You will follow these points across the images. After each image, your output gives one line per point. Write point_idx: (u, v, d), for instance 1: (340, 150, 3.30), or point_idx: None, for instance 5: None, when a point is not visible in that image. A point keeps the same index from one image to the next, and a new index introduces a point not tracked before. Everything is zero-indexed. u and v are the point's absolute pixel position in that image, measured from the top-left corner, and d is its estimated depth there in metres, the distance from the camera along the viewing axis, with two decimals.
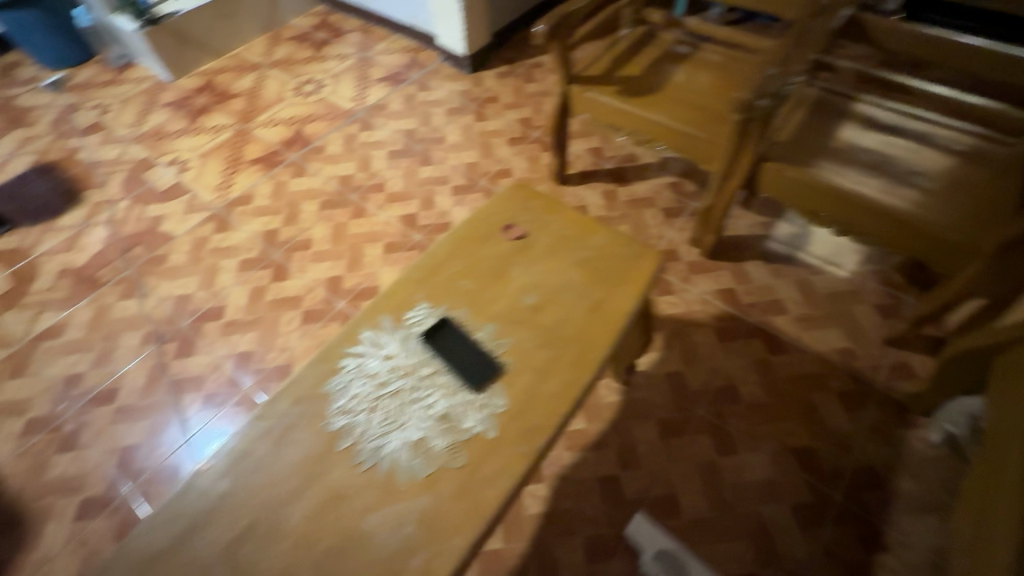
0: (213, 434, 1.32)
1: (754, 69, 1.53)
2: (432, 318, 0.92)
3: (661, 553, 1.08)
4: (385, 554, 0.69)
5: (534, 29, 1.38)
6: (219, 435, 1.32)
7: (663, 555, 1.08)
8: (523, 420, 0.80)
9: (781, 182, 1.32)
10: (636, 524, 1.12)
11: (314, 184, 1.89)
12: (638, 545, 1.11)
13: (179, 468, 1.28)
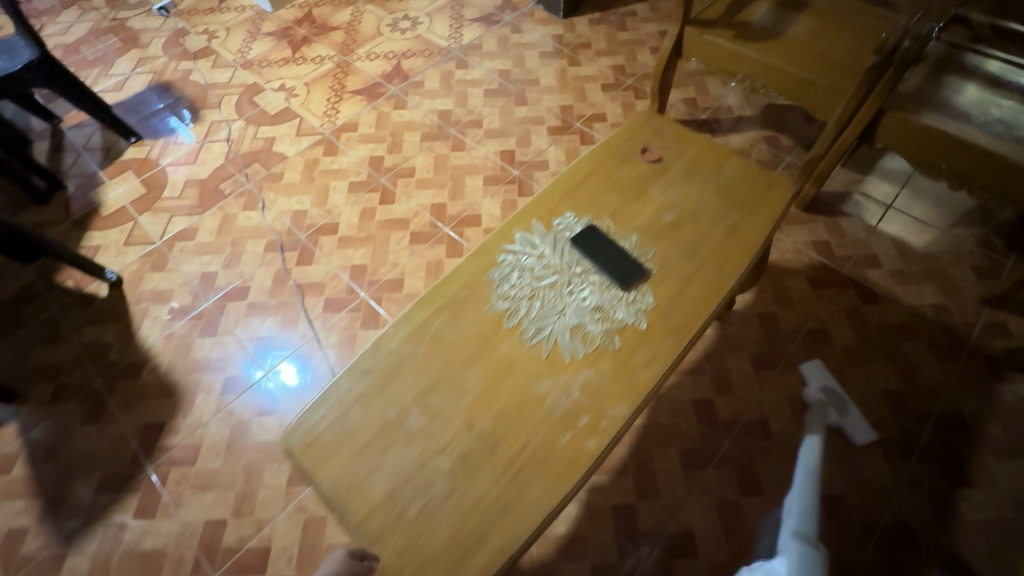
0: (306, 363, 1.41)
1: (878, 19, 1.51)
2: (579, 225, 0.99)
3: (830, 391, 1.27)
4: (557, 413, 0.79)
5: None
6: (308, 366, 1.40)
7: (827, 391, 1.27)
8: (671, 317, 0.88)
9: (902, 132, 1.33)
10: (811, 364, 1.32)
11: (415, 117, 1.96)
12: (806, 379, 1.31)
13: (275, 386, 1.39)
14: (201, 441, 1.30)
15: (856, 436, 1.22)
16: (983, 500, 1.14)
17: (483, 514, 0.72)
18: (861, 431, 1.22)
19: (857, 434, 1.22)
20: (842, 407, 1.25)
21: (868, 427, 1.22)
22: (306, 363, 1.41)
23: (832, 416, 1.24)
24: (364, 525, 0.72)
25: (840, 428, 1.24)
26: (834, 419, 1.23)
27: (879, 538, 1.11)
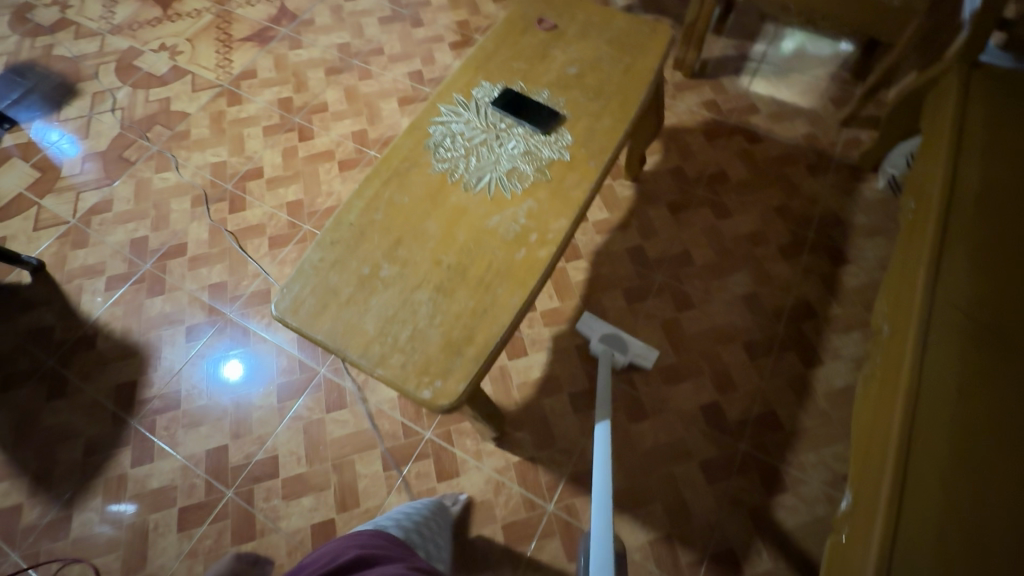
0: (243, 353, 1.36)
1: None
2: (496, 91, 1.09)
3: (603, 334, 1.30)
4: (510, 237, 0.92)
5: None
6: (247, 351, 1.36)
7: (604, 339, 1.29)
8: (589, 146, 1.01)
9: None
10: (585, 319, 1.32)
11: (314, 54, 1.94)
12: (586, 335, 1.32)
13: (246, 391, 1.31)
14: (179, 389, 1.32)
15: (645, 363, 1.28)
16: (858, 272, 1.41)
17: (465, 323, 0.84)
18: (644, 357, 1.28)
19: (645, 359, 1.28)
20: (622, 346, 1.29)
21: (647, 349, 1.29)
22: (256, 350, 1.36)
23: (618, 359, 1.27)
24: (363, 357, 0.82)
25: (631, 363, 1.29)
26: (621, 360, 1.27)
27: (787, 317, 1.35)
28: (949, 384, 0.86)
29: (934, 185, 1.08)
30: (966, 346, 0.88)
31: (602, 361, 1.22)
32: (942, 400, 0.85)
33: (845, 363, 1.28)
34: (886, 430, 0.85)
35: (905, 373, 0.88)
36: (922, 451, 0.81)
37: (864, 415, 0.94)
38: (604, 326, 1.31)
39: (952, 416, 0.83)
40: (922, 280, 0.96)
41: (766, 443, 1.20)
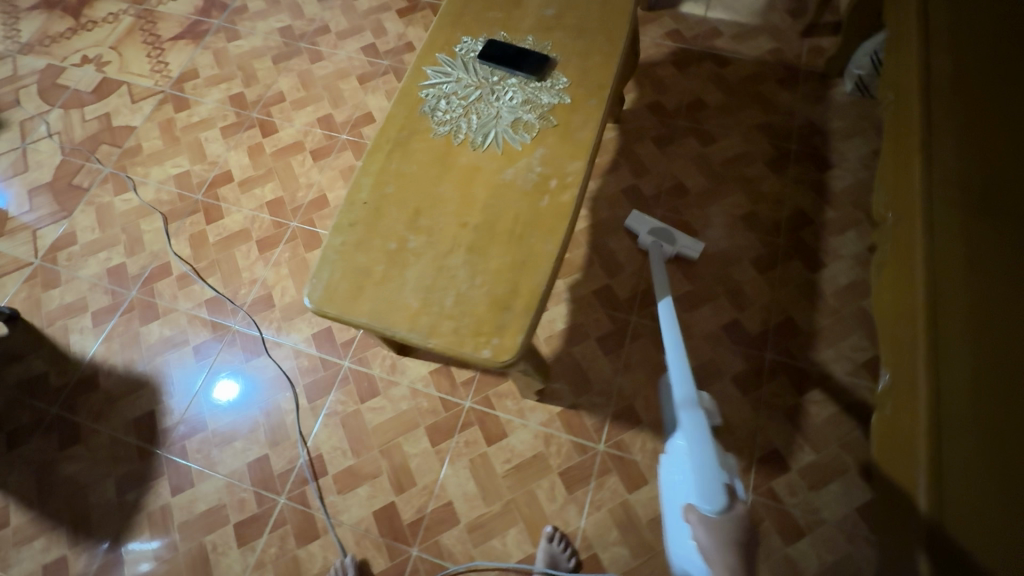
0: (255, 368, 1.31)
1: None
2: (479, 45, 1.06)
3: (657, 228, 1.36)
4: (530, 187, 0.90)
5: None
6: (259, 366, 1.31)
7: (653, 232, 1.36)
8: (586, 86, 1.00)
9: None
10: (632, 216, 1.39)
11: (255, 43, 1.82)
12: (634, 230, 1.39)
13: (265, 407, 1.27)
14: (198, 412, 1.27)
15: (691, 254, 1.35)
16: (842, 173, 1.46)
17: (507, 280, 0.83)
18: (692, 246, 1.35)
19: (692, 251, 1.35)
20: (670, 238, 1.35)
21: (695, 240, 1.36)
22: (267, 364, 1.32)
23: (667, 250, 1.34)
24: (413, 331, 0.81)
25: (678, 255, 1.36)
26: (669, 250, 1.35)
27: (786, 228, 1.40)
28: (958, 261, 0.90)
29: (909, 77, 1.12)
30: (967, 222, 0.93)
31: (653, 253, 1.30)
32: (954, 274, 0.89)
33: (846, 262, 1.35)
34: (910, 315, 0.89)
35: (919, 259, 0.91)
36: (948, 326, 0.85)
37: (884, 306, 0.98)
38: (651, 221, 1.38)
39: (967, 288, 0.88)
40: (916, 167, 1.00)
41: (789, 346, 1.26)
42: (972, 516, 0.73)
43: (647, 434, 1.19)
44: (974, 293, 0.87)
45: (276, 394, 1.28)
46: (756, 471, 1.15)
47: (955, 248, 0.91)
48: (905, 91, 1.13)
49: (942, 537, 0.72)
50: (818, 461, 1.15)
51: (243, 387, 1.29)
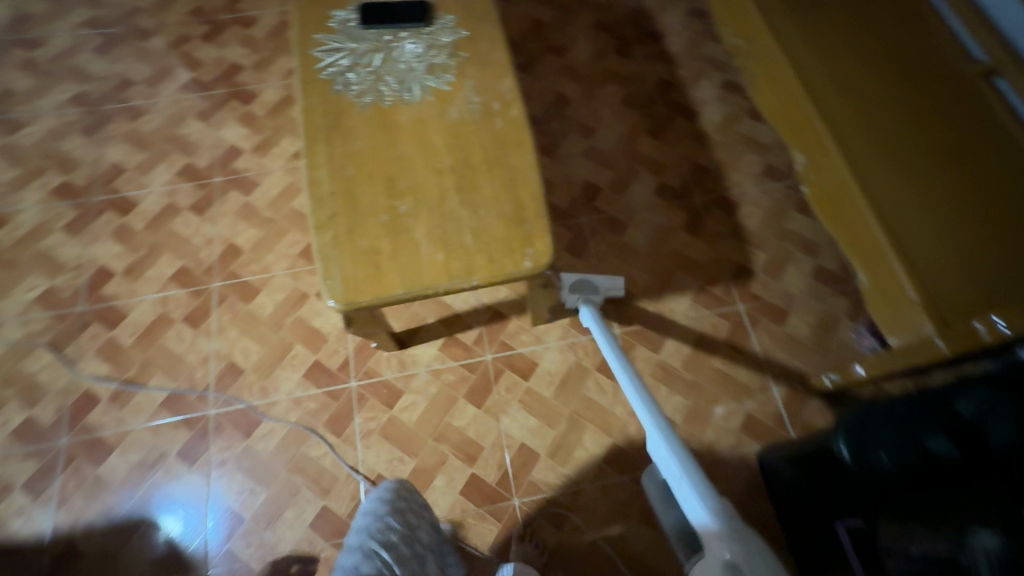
0: (235, 475, 1.16)
1: None
2: (353, 13, 1.04)
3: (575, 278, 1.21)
4: (479, 117, 0.94)
5: None
6: (239, 470, 1.16)
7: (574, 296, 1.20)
8: (473, 16, 1.04)
9: None
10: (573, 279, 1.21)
11: (50, 123, 1.53)
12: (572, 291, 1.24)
13: (275, 500, 1.14)
14: (200, 556, 1.10)
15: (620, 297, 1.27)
16: (676, 39, 1.69)
17: (507, 197, 0.87)
18: (611, 284, 1.25)
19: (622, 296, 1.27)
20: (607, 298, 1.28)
21: (608, 278, 1.24)
22: (246, 463, 1.17)
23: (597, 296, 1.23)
24: (451, 279, 0.82)
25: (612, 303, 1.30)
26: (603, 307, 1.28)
27: (658, 98, 1.60)
28: (831, 89, 1.11)
29: None
30: (821, 59, 1.15)
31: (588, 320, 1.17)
32: (834, 100, 1.10)
33: (714, 105, 1.58)
34: (819, 143, 1.09)
35: (804, 99, 1.11)
36: (849, 139, 1.06)
37: (790, 134, 1.18)
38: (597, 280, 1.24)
39: (847, 106, 1.09)
40: (765, 31, 1.20)
41: (710, 186, 1.47)
42: (934, 262, 0.93)
43: (644, 303, 1.33)
44: (847, 96, 1.10)
45: (276, 485, 1.15)
46: (735, 287, 1.35)
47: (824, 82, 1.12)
48: None
49: (928, 289, 0.91)
50: (771, 257, 1.38)
51: (235, 499, 1.14)
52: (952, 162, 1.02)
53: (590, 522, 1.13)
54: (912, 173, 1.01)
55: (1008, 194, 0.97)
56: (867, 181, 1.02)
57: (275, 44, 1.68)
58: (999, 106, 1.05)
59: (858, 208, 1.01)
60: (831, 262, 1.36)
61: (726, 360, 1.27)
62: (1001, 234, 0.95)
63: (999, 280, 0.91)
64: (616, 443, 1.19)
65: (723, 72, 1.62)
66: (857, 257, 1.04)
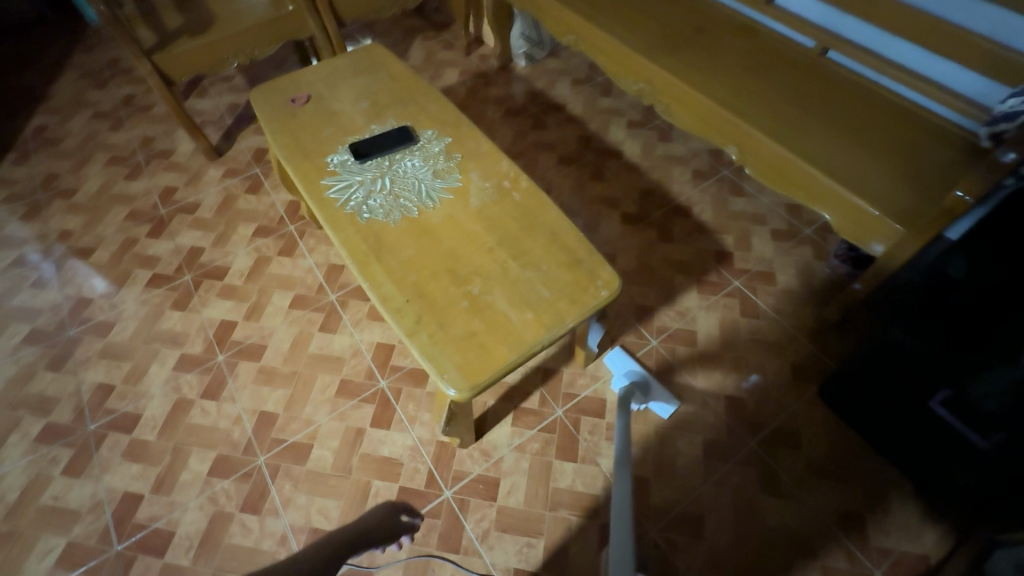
0: None
1: None
2: (345, 154, 1.15)
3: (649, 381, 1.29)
4: (499, 196, 1.07)
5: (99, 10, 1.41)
6: None
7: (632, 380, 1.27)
8: (449, 124, 1.20)
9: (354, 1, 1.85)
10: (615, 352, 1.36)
11: (8, 371, 1.40)
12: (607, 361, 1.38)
13: None
14: None
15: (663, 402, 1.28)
16: (574, 104, 2.01)
17: (557, 246, 0.98)
18: (667, 404, 1.27)
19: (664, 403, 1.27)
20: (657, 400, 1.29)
21: (668, 396, 1.28)
22: None
23: (639, 403, 1.25)
24: (549, 328, 0.89)
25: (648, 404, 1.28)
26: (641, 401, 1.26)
27: (584, 150, 1.86)
28: (731, 97, 1.41)
29: (597, 38, 1.64)
30: (711, 80, 1.45)
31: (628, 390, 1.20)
32: (737, 103, 1.39)
33: (629, 141, 1.87)
34: (745, 133, 1.34)
35: (716, 108, 1.38)
36: (766, 125, 1.33)
37: (713, 138, 1.45)
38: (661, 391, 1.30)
39: (748, 105, 1.39)
40: (659, 71, 1.49)
41: (660, 200, 1.71)
42: (876, 187, 1.19)
43: (663, 309, 1.47)
44: (743, 98, 1.40)
45: None
46: (723, 269, 1.54)
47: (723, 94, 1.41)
48: (599, 44, 1.64)
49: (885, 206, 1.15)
50: (735, 235, 1.61)
51: None
52: (837, 120, 1.34)
53: (725, 518, 1.15)
54: (820, 134, 1.31)
55: (884, 130, 1.31)
56: (795, 147, 1.28)
57: (228, 218, 1.72)
58: (841, 78, 1.44)
59: (800, 168, 1.25)
60: (780, 223, 1.63)
61: (750, 327, 1.43)
62: (898, 155, 1.25)
63: (918, 183, 1.20)
64: (707, 437, 1.26)
65: (622, 117, 1.94)
66: (815, 204, 1.26)
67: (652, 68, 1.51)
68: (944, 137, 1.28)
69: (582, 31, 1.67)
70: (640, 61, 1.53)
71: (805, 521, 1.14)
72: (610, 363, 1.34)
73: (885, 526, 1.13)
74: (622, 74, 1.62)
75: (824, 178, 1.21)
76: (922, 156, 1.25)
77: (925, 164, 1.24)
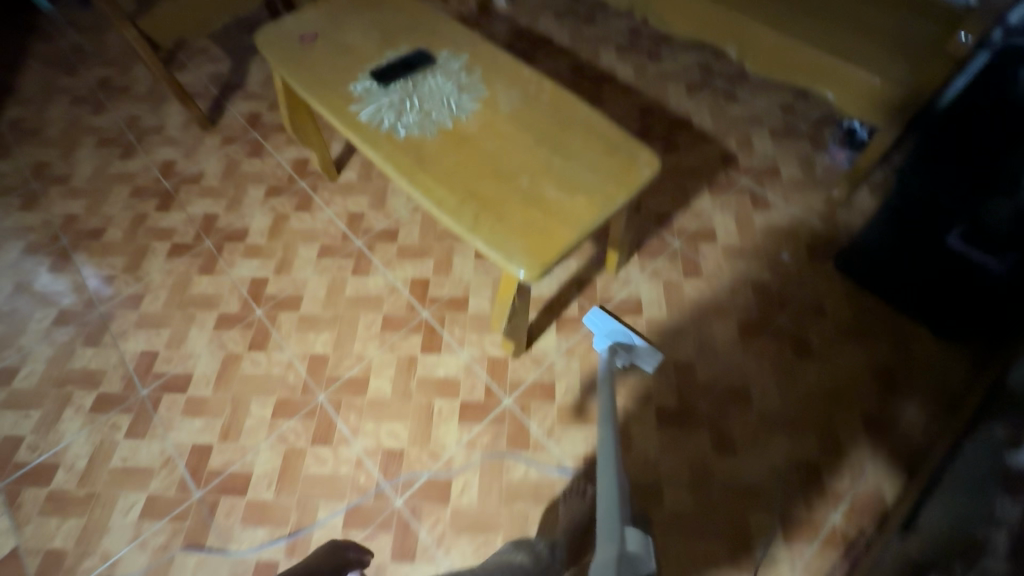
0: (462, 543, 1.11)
1: None
2: (366, 80, 1.15)
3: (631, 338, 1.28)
4: (528, 100, 1.10)
5: None
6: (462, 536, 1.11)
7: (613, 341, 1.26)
8: (464, 43, 1.22)
9: None
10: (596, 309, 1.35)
11: (46, 352, 1.39)
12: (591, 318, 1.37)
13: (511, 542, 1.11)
14: None
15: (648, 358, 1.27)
16: (560, 36, 2.02)
17: (595, 138, 1.03)
18: (651, 362, 1.26)
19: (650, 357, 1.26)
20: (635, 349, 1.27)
21: (655, 353, 1.26)
22: (465, 525, 1.13)
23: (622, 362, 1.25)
24: (602, 208, 0.94)
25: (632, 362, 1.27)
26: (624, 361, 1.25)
27: (578, 78, 1.89)
28: None
29: None
30: None
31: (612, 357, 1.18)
32: (732, 1, 1.43)
33: (621, 65, 1.91)
34: (744, 27, 1.39)
35: (714, 7, 1.43)
36: (762, 18, 1.38)
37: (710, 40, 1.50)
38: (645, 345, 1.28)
39: (743, 1, 1.43)
40: None
41: (659, 115, 1.76)
42: (873, 60, 1.26)
43: (680, 212, 1.53)
44: None
45: (506, 528, 1.12)
46: (731, 169, 1.61)
47: None
48: None
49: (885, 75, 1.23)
50: (737, 139, 1.68)
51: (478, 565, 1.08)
52: (828, 4, 1.41)
53: (767, 384, 1.25)
54: (814, 19, 1.37)
55: (873, 8, 1.38)
56: (793, 33, 1.34)
57: (235, 183, 1.71)
58: None
59: (801, 51, 1.32)
60: (776, 123, 1.70)
61: (764, 218, 1.51)
62: (890, 28, 1.33)
63: (912, 52, 1.28)
64: (741, 318, 1.34)
65: (610, 44, 1.97)
66: (818, 86, 1.33)
67: None
68: (929, 10, 1.36)
69: None
70: None
71: (839, 376, 1.24)
72: (591, 323, 1.32)
73: (911, 370, 1.24)
74: None
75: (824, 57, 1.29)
76: (911, 27, 1.33)
77: (914, 36, 1.31)
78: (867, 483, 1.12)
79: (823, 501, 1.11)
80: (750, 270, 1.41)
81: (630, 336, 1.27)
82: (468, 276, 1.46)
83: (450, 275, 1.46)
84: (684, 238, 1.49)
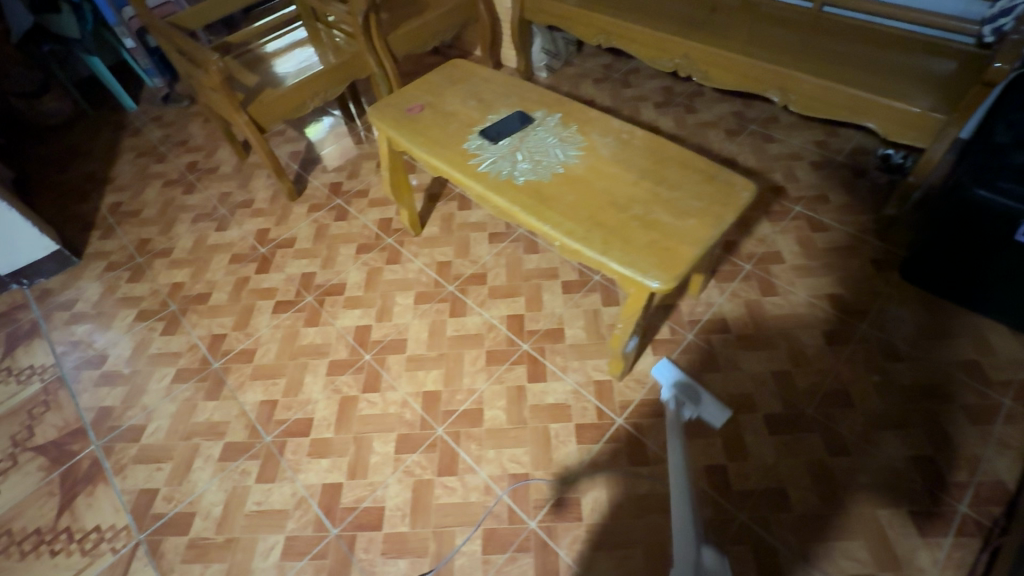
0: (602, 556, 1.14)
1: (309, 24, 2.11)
2: (477, 139, 1.32)
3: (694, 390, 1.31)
4: (624, 144, 1.27)
5: (213, 71, 1.61)
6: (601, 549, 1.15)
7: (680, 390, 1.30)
8: (554, 103, 1.41)
9: (403, 40, 2.08)
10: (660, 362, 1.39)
11: (171, 407, 1.47)
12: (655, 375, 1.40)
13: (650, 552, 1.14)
14: None
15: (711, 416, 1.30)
16: (602, 98, 2.26)
17: (691, 172, 1.18)
18: (718, 415, 1.29)
19: (715, 415, 1.29)
20: (695, 398, 1.31)
21: (720, 407, 1.29)
22: (603, 539, 1.16)
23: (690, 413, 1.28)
24: (714, 226, 1.07)
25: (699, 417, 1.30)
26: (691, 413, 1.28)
27: None
28: (763, 51, 1.67)
29: (629, 29, 1.89)
30: (740, 42, 1.72)
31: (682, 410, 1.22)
32: (770, 55, 1.65)
33: (662, 118, 2.12)
34: (787, 75, 1.60)
35: (756, 61, 1.64)
36: (801, 66, 1.59)
37: (754, 88, 1.70)
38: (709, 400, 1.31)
39: (781, 54, 1.65)
40: (694, 44, 1.75)
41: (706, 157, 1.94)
42: (910, 92, 1.46)
43: (745, 238, 1.67)
44: (773, 50, 1.67)
45: (643, 540, 1.15)
46: (783, 199, 1.77)
47: (756, 50, 1.67)
48: (631, 35, 1.90)
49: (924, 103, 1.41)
50: (782, 172, 1.85)
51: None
52: (855, 52, 1.62)
53: (864, 387, 1.32)
54: (847, 64, 1.58)
55: (895, 52, 1.60)
56: (831, 77, 1.55)
57: (327, 243, 1.86)
58: (844, 21, 1.73)
59: (842, 90, 1.51)
60: (814, 157, 1.88)
61: (824, 238, 1.64)
62: (915, 67, 1.53)
63: (940, 84, 1.47)
64: (825, 328, 1.44)
65: (648, 101, 2.21)
66: (862, 118, 1.52)
67: (687, 43, 1.76)
68: (945, 50, 1.57)
69: (613, 27, 1.93)
70: (674, 38, 1.79)
71: (931, 374, 1.32)
72: (656, 373, 1.37)
73: (998, 363, 1.32)
74: (657, 53, 1.87)
75: (865, 94, 1.47)
76: (933, 65, 1.53)
77: (938, 70, 1.52)
78: (985, 473, 1.17)
79: (947, 494, 1.15)
80: (824, 285, 1.52)
81: (695, 388, 1.32)
82: (559, 309, 1.56)
83: (543, 309, 1.57)
84: (754, 261, 1.61)
